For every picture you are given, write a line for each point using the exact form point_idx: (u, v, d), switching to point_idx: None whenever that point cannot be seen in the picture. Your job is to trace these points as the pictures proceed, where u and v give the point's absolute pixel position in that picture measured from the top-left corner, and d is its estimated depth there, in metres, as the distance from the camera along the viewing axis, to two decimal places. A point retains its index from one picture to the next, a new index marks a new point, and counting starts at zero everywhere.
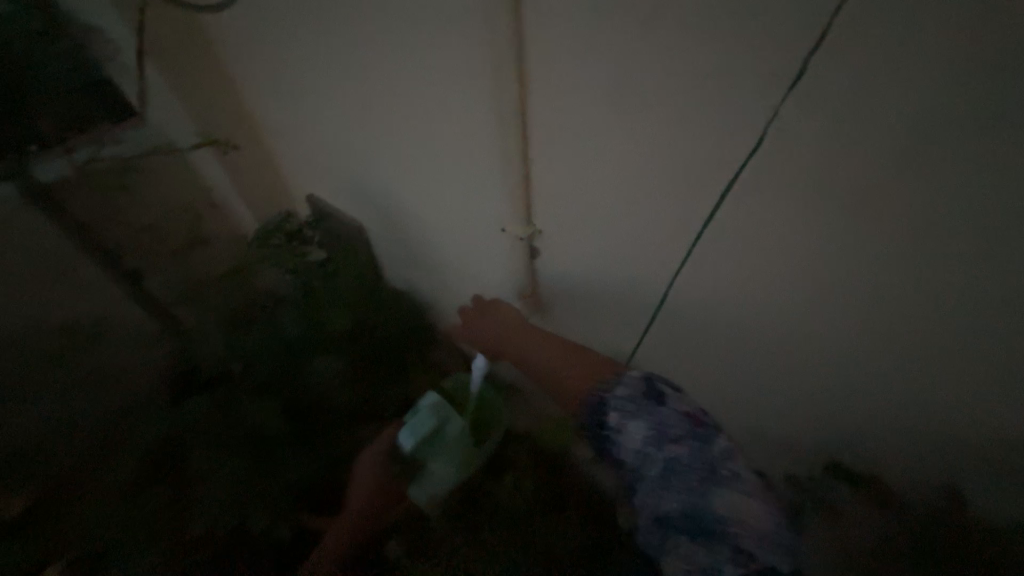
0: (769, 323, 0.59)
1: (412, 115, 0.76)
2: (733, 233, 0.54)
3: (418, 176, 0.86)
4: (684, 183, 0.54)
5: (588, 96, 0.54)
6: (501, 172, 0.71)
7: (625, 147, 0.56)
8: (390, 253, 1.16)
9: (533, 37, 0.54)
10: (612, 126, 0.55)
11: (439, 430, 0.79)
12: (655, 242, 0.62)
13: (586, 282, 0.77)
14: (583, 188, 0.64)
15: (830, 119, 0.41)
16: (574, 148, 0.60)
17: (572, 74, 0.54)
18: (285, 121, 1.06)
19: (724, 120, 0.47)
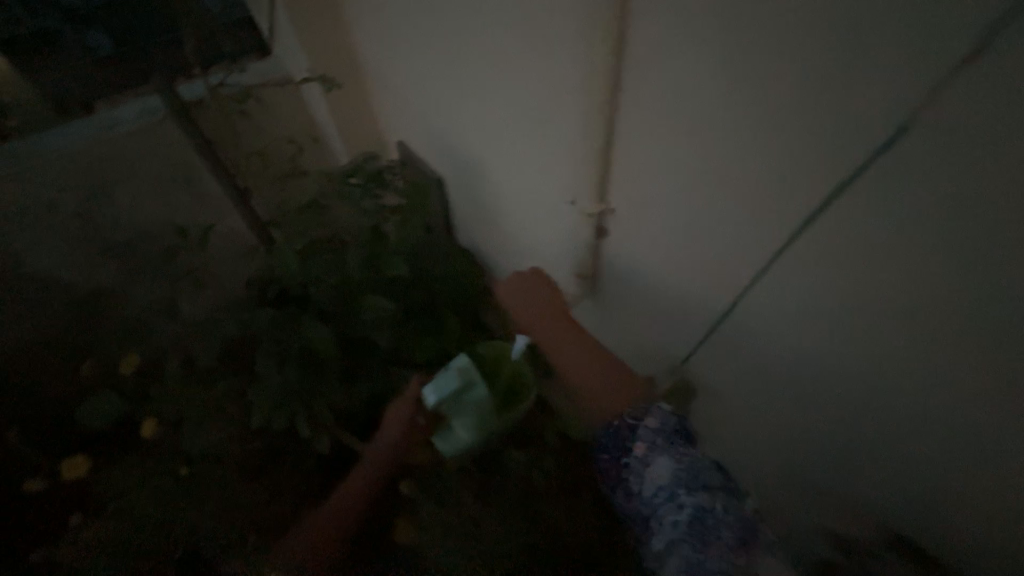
0: (859, 346, 0.52)
1: (502, 68, 0.73)
2: (831, 240, 0.48)
3: (498, 136, 0.84)
4: (782, 174, 0.48)
5: (696, 63, 0.48)
6: (583, 140, 0.66)
7: (728, 125, 0.50)
8: (461, 209, 1.17)
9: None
10: (717, 100, 0.49)
11: (463, 392, 0.77)
12: (737, 237, 0.56)
13: (653, 272, 0.72)
14: (670, 168, 0.58)
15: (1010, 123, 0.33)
16: (669, 121, 0.55)
17: (688, 39, 0.48)
18: (386, 64, 1.07)
19: (861, 108, 0.39)
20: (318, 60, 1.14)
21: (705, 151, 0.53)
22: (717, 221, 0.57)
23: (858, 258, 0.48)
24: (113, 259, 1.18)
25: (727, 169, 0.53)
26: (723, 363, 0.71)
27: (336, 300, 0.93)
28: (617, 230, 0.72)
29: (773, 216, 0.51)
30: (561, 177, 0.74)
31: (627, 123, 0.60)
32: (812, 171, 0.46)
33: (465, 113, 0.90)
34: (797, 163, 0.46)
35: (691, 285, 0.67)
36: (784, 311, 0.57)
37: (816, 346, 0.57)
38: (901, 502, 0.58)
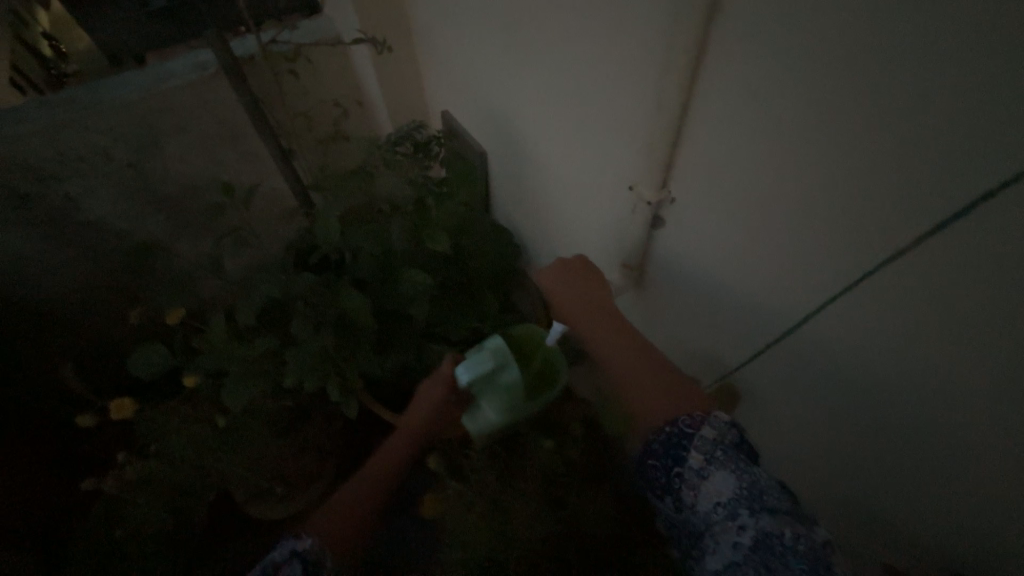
0: (935, 392, 0.47)
1: (565, 38, 0.67)
2: (928, 261, 0.42)
3: (551, 112, 0.78)
4: (880, 182, 0.42)
5: (799, 48, 0.42)
6: (647, 125, 0.60)
7: (826, 123, 0.43)
8: (502, 189, 1.14)
9: None
10: (821, 91, 0.42)
11: (495, 376, 0.75)
12: (811, 247, 0.51)
13: (705, 276, 0.67)
14: (747, 165, 0.52)
15: None
16: (754, 111, 0.49)
17: (798, 18, 0.41)
18: (440, 29, 1.02)
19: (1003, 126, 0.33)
20: (370, 22, 1.10)
21: (791, 144, 0.47)
22: (791, 229, 0.52)
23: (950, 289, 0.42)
24: (158, 211, 1.22)
25: (815, 168, 0.46)
26: (771, 377, 0.67)
27: (371, 271, 0.92)
28: (675, 222, 0.67)
29: (863, 227, 0.45)
30: (619, 161, 0.69)
31: (705, 110, 0.54)
32: (915, 182, 0.40)
33: (518, 87, 0.84)
34: (903, 168, 0.40)
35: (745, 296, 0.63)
36: (847, 338, 0.53)
37: (883, 383, 0.52)
38: (950, 545, 0.54)
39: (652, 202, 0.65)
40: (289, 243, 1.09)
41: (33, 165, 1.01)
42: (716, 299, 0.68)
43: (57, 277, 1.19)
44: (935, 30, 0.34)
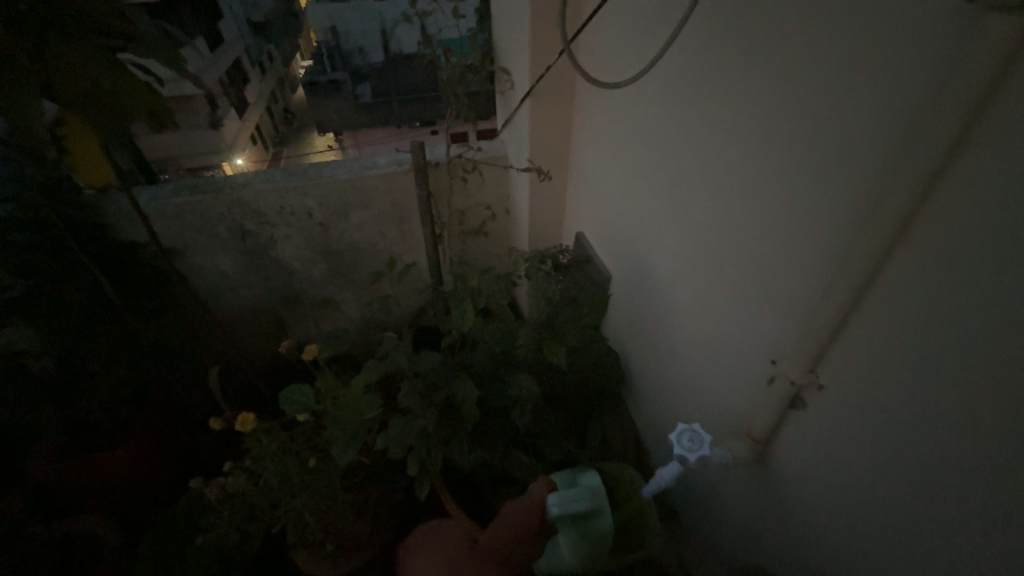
0: None
1: (719, 210, 0.72)
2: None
3: (695, 265, 0.81)
4: None
5: (972, 301, 0.41)
6: (802, 311, 0.59)
7: (999, 384, 0.40)
8: (621, 314, 1.16)
9: (940, 216, 0.43)
10: (995, 348, 0.40)
11: (587, 517, 0.72)
12: (978, 504, 0.44)
13: (843, 481, 0.60)
14: (912, 384, 0.48)
15: None
16: (925, 338, 0.46)
17: (970, 273, 0.41)
18: (597, 170, 1.15)
19: None
20: (539, 155, 1.30)
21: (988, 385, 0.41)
22: (954, 476, 0.46)
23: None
24: None
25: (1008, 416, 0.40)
26: None
27: (485, 364, 0.98)
28: (818, 412, 0.62)
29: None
30: (762, 331, 0.67)
31: (865, 322, 0.52)
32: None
33: (661, 234, 0.90)
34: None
35: (891, 528, 0.54)
36: None
37: None
38: None
39: (798, 383, 0.61)
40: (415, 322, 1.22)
41: (266, 213, 1.36)
42: (853, 514, 0.59)
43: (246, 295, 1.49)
44: None
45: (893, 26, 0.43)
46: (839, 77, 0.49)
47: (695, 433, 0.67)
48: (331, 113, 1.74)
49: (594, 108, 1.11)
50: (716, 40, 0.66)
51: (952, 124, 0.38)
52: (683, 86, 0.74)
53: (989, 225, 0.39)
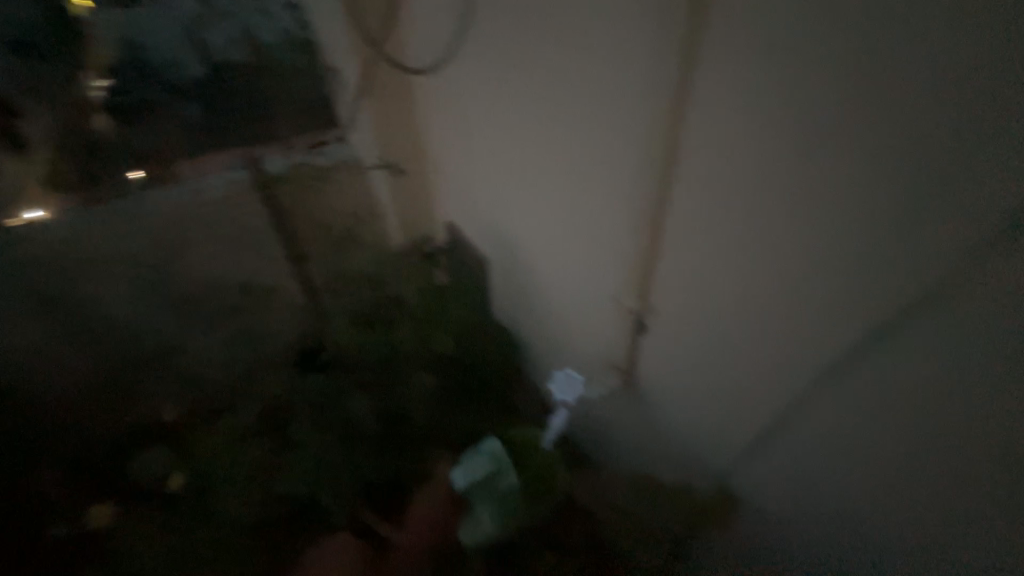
0: (879, 496, 0.50)
1: (549, 176, 0.79)
2: (884, 384, 0.45)
3: (544, 229, 0.88)
4: (792, 311, 0.49)
5: (719, 205, 0.52)
6: (625, 248, 0.68)
7: (749, 265, 0.52)
8: (501, 292, 1.21)
9: (685, 143, 0.53)
10: (741, 238, 0.51)
11: (492, 480, 0.75)
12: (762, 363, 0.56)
13: (685, 383, 0.71)
14: (703, 285, 0.59)
15: (986, 312, 0.35)
16: (703, 245, 0.57)
17: (714, 184, 0.52)
18: (448, 158, 1.18)
19: (860, 274, 0.42)
20: (388, 150, 1.28)
21: (751, 276, 0.52)
22: (745, 348, 0.58)
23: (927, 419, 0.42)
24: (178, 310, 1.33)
25: (764, 298, 0.52)
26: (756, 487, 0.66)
27: (379, 367, 0.97)
28: (660, 330, 0.71)
29: (820, 352, 0.49)
30: (606, 273, 0.75)
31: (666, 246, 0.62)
32: (857, 314, 0.43)
33: (513, 208, 0.96)
34: (854, 302, 0.43)
35: (723, 408, 0.66)
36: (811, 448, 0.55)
37: (843, 497, 0.54)
38: None
39: (636, 311, 0.71)
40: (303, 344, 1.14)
41: (97, 256, 1.28)
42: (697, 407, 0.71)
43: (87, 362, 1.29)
44: (796, 199, 0.44)
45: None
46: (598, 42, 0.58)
47: (570, 377, 0.76)
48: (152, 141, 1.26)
49: (429, 97, 1.13)
50: (514, 22, 0.72)
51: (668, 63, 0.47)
52: (498, 67, 0.80)
53: (711, 140, 0.49)
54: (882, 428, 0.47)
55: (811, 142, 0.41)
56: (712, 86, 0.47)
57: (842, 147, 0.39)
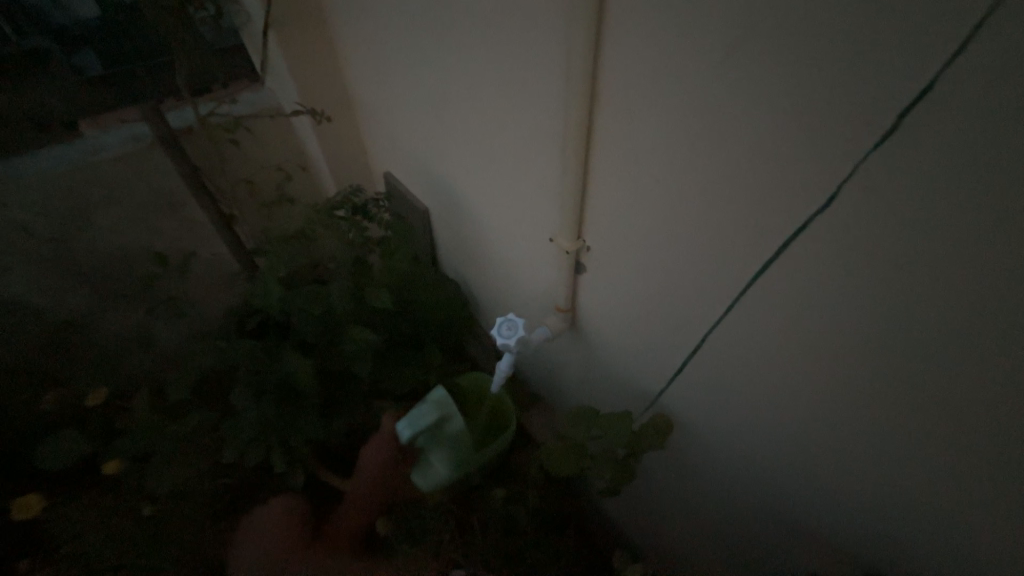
0: (785, 398, 0.55)
1: (478, 113, 0.75)
2: (780, 301, 0.49)
3: (479, 172, 0.85)
4: (713, 234, 0.51)
5: (643, 131, 0.51)
6: (556, 187, 0.67)
7: (674, 192, 0.52)
8: (445, 242, 1.19)
9: (609, 65, 0.51)
10: (665, 164, 0.51)
11: (439, 426, 0.78)
12: (687, 289, 0.59)
13: (619, 319, 0.74)
14: (631, 217, 0.60)
15: (875, 215, 0.37)
16: (629, 176, 0.57)
17: (637, 108, 0.50)
18: (376, 100, 1.09)
19: (770, 191, 0.43)
20: (310, 94, 1.16)
21: (668, 210, 0.54)
22: (670, 275, 0.60)
23: (813, 329, 0.47)
24: (84, 285, 1.17)
25: (687, 224, 0.53)
26: (685, 405, 0.71)
27: (321, 326, 0.94)
28: (594, 269, 0.73)
29: (726, 278, 0.53)
30: (539, 215, 0.74)
31: (596, 180, 0.62)
32: (762, 237, 0.46)
33: (446, 151, 0.92)
34: (756, 226, 0.46)
35: (654, 337, 0.69)
36: (729, 364, 0.60)
37: (756, 405, 0.59)
38: (828, 524, 0.60)
39: (571, 250, 0.70)
40: (231, 309, 1.05)
41: None
42: (631, 339, 0.74)
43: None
44: (713, 118, 0.44)
45: None
46: None
47: (512, 321, 0.76)
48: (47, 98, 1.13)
49: (349, 31, 1.03)
50: None
51: None
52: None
53: (634, 60, 0.48)
54: (776, 343, 0.52)
55: (726, 53, 0.40)
56: (624, 12, 0.46)
57: (749, 72, 0.39)
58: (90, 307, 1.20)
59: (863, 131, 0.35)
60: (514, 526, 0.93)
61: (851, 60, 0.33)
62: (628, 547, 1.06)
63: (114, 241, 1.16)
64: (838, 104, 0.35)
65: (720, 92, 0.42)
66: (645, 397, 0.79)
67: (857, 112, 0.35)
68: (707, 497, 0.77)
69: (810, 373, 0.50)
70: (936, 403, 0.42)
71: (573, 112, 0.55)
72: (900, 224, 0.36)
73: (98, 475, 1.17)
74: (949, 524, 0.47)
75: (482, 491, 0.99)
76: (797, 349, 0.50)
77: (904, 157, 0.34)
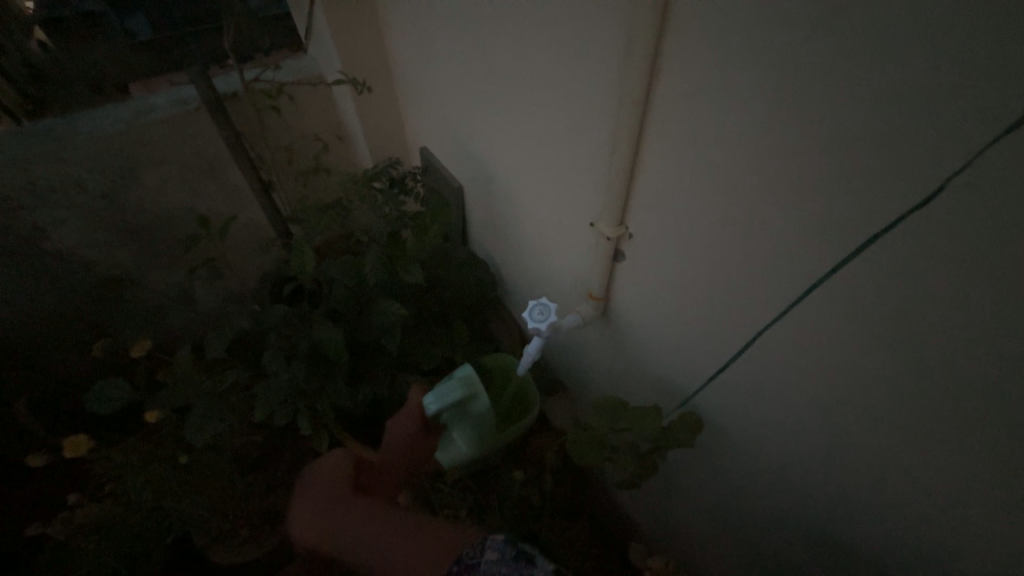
0: (825, 419, 0.52)
1: (524, 88, 0.72)
2: (836, 316, 0.44)
3: (520, 150, 0.82)
4: (766, 237, 0.47)
5: (700, 121, 0.47)
6: (601, 170, 0.64)
7: (725, 189, 0.48)
8: (479, 222, 1.17)
9: (672, 43, 0.46)
10: (719, 159, 0.47)
11: (465, 403, 0.79)
12: (729, 292, 0.55)
13: (653, 313, 0.71)
14: (676, 210, 0.57)
15: (953, 238, 0.33)
16: (680, 167, 0.53)
17: (695, 95, 0.47)
18: (418, 70, 1.07)
19: (834, 199, 0.39)
20: (352, 63, 1.15)
21: (721, 201, 0.50)
22: (714, 276, 0.56)
23: (877, 346, 0.42)
24: (132, 242, 1.22)
25: (738, 224, 0.49)
26: (716, 409, 0.68)
27: (350, 299, 0.95)
28: (634, 258, 0.69)
29: (777, 279, 0.48)
30: (580, 198, 0.71)
31: (645, 166, 0.58)
32: (820, 244, 0.42)
33: (486, 127, 0.89)
34: (815, 233, 0.42)
35: (688, 337, 0.67)
36: (766, 374, 0.56)
37: (794, 423, 0.56)
38: (850, 546, 0.58)
39: (613, 237, 0.67)
40: (267, 273, 1.07)
41: None
42: (663, 335, 0.72)
43: (40, 299, 1.18)
44: (781, 113, 0.40)
45: None
46: None
47: (543, 305, 0.74)
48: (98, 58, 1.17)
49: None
50: None
51: None
52: None
53: (700, 42, 0.44)
54: (829, 355, 0.47)
55: (804, 37, 0.35)
56: None
57: (843, 40, 0.33)
58: (137, 264, 1.26)
59: (958, 136, 0.30)
60: (526, 511, 0.94)
61: (955, 56, 0.29)
62: (638, 540, 1.06)
63: (162, 202, 1.20)
64: (927, 108, 0.31)
65: (804, 65, 0.36)
66: (676, 395, 0.76)
67: (953, 121, 0.30)
68: (730, 501, 0.75)
69: (865, 393, 0.46)
70: (1016, 445, 0.36)
71: (626, 94, 0.51)
72: (979, 252, 0.32)
73: (140, 419, 1.25)
74: (987, 569, 0.44)
75: (499, 473, 0.99)
76: (852, 363, 0.45)
77: (996, 176, 0.30)
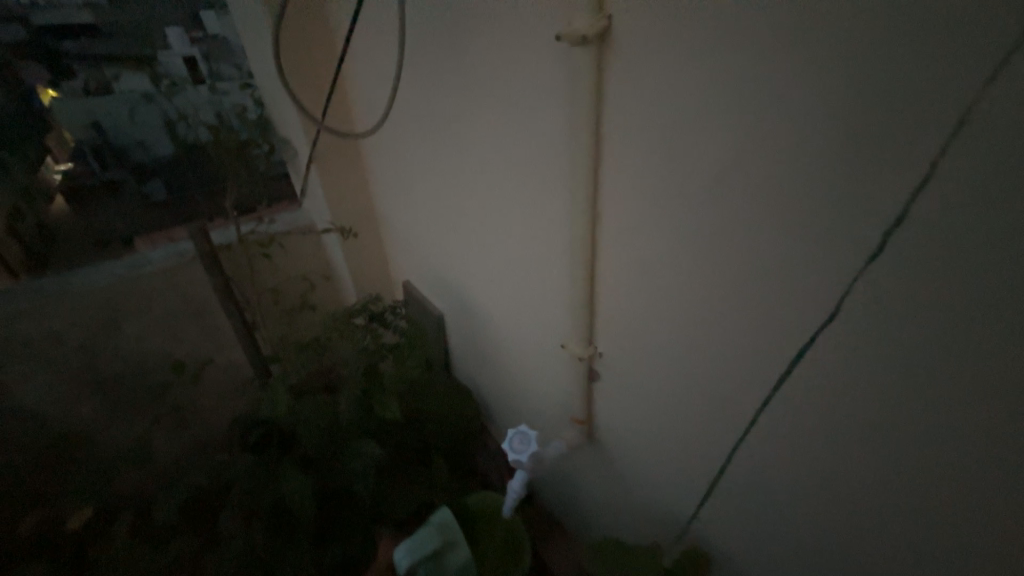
0: (824, 545, 0.46)
1: (493, 228, 0.80)
2: (799, 425, 0.43)
3: (494, 282, 0.88)
4: (716, 351, 0.48)
5: (640, 250, 0.53)
6: (566, 295, 0.68)
7: (671, 307, 0.52)
8: (460, 348, 1.19)
9: (606, 190, 0.54)
10: (660, 282, 0.52)
11: (442, 557, 0.69)
12: (701, 407, 0.55)
13: (636, 434, 0.69)
14: (636, 329, 0.59)
15: (874, 340, 0.35)
16: (631, 291, 0.57)
17: (631, 230, 0.53)
18: (401, 216, 1.20)
19: (761, 310, 0.42)
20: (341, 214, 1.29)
21: (670, 317, 0.53)
22: (681, 391, 0.56)
23: (859, 446, 0.40)
24: (98, 395, 1.17)
25: (693, 340, 0.51)
26: (720, 543, 0.61)
27: (325, 439, 0.90)
28: (609, 377, 0.69)
29: (738, 391, 0.48)
30: (551, 322, 0.75)
31: (602, 291, 0.62)
32: (763, 354, 0.44)
33: (463, 263, 0.97)
34: (756, 343, 0.44)
35: (673, 459, 0.63)
36: (752, 498, 0.52)
37: (797, 553, 0.50)
38: None
39: (584, 357, 0.68)
40: (237, 419, 1.02)
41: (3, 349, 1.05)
42: (649, 458, 0.68)
43: None
44: (700, 240, 0.45)
45: (534, 67, 0.56)
46: (522, 105, 0.61)
47: (523, 434, 0.71)
48: (110, 220, 1.32)
49: (380, 161, 1.17)
50: (446, 85, 0.75)
51: (582, 120, 0.50)
52: (437, 127, 0.84)
53: (626, 189, 0.51)
54: (810, 465, 0.44)
55: (705, 180, 0.42)
56: (616, 146, 0.50)
57: (732, 171, 0.39)
58: (97, 419, 1.19)
59: (846, 249, 0.34)
60: None
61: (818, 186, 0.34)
62: None
63: (141, 350, 1.20)
64: (811, 225, 0.35)
65: (705, 195, 0.42)
66: (676, 531, 0.68)
67: (837, 234, 0.34)
68: None
69: (864, 508, 0.41)
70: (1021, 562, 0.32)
71: (577, 231, 0.58)
72: (903, 348, 0.33)
73: None
74: None
75: None
76: (843, 467, 0.42)
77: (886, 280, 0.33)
